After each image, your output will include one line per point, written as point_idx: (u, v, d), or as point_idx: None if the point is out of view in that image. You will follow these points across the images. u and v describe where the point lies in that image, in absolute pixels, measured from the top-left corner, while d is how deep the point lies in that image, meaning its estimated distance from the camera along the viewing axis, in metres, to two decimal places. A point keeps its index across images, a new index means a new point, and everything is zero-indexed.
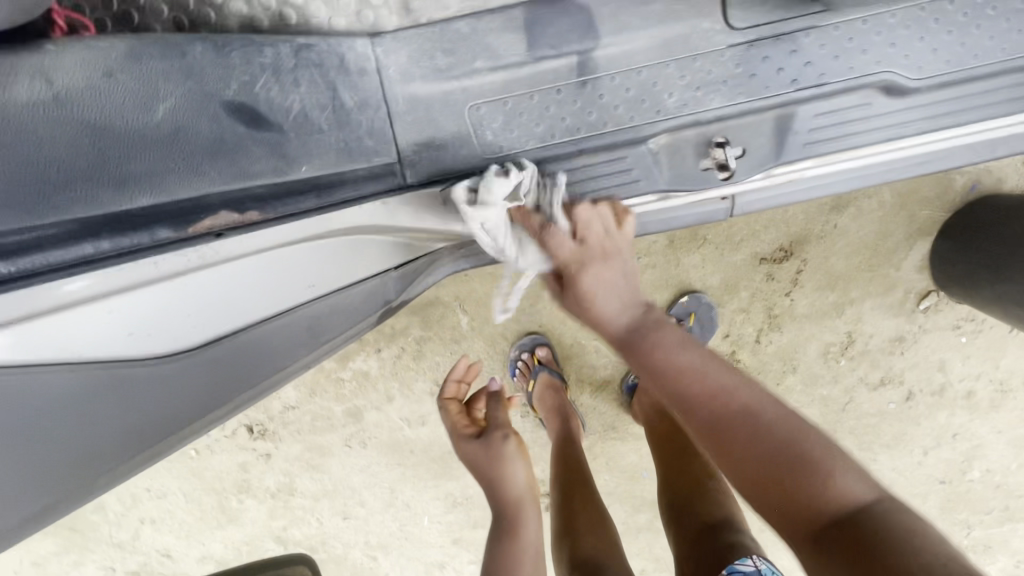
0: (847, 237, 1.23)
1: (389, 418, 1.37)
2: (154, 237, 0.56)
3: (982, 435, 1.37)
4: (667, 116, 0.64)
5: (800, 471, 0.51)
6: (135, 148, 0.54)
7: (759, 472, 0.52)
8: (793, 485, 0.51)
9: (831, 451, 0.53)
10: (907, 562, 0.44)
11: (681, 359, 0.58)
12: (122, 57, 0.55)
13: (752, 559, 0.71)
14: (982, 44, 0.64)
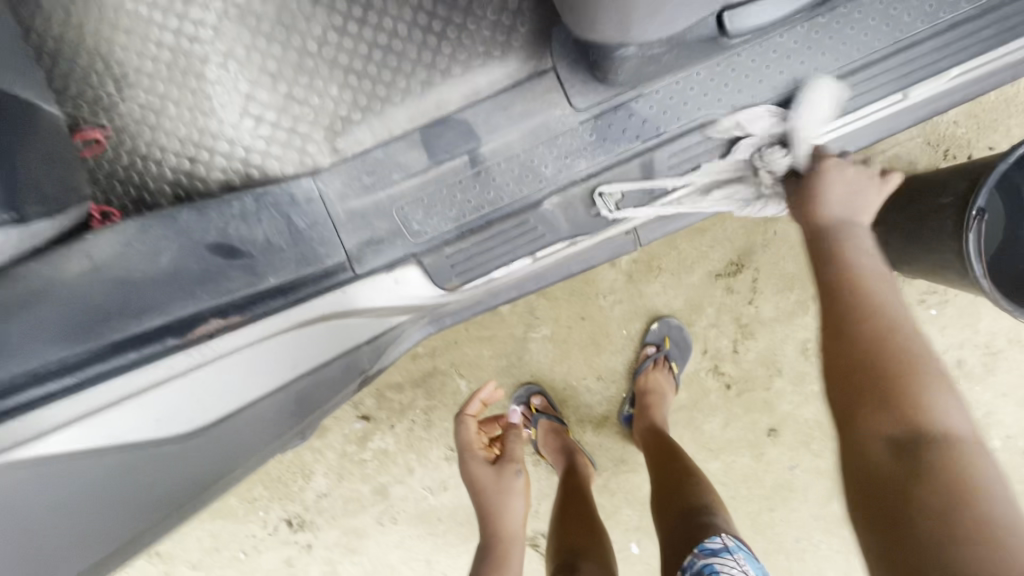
0: (790, 240, 1.34)
1: (413, 489, 1.47)
2: (164, 345, 0.61)
3: (988, 402, 1.37)
4: (549, 183, 0.77)
5: (900, 379, 0.51)
6: (147, 288, 0.61)
7: (852, 371, 0.53)
8: (882, 382, 0.51)
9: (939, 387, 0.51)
10: (950, 488, 0.44)
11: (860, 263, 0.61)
12: (135, 230, 0.63)
13: (722, 537, 0.91)
14: (781, 71, 0.74)
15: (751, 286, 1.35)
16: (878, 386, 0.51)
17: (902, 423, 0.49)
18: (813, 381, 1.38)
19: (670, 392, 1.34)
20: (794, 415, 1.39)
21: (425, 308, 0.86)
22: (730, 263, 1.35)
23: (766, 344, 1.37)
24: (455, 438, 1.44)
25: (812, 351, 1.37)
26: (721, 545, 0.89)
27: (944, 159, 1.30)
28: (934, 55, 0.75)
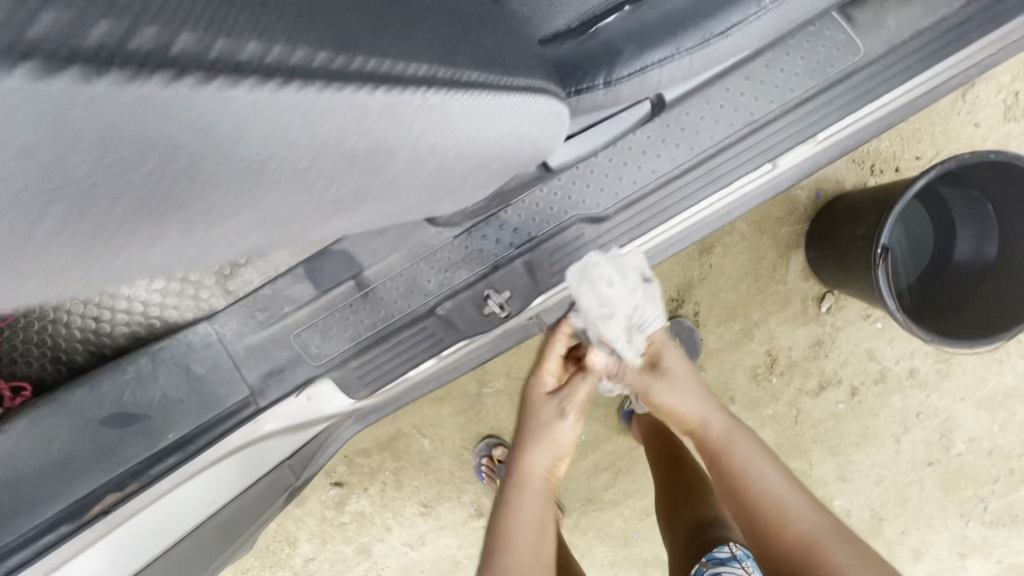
0: (725, 272, 1.35)
1: (393, 545, 1.52)
2: (57, 534, 0.62)
3: (947, 407, 1.37)
4: (434, 296, 0.81)
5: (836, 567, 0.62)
6: (42, 479, 0.64)
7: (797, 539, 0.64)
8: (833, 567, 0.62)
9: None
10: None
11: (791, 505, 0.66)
12: (25, 425, 0.66)
13: (730, 545, 0.90)
14: (640, 162, 0.77)
15: (693, 319, 1.37)
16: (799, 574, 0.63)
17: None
18: (767, 405, 1.39)
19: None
20: None
21: (344, 415, 0.90)
22: (670, 300, 1.37)
23: (716, 374, 1.39)
24: (427, 494, 1.50)
25: (762, 376, 1.38)
26: (728, 555, 0.89)
27: (872, 173, 1.29)
28: (794, 127, 0.76)
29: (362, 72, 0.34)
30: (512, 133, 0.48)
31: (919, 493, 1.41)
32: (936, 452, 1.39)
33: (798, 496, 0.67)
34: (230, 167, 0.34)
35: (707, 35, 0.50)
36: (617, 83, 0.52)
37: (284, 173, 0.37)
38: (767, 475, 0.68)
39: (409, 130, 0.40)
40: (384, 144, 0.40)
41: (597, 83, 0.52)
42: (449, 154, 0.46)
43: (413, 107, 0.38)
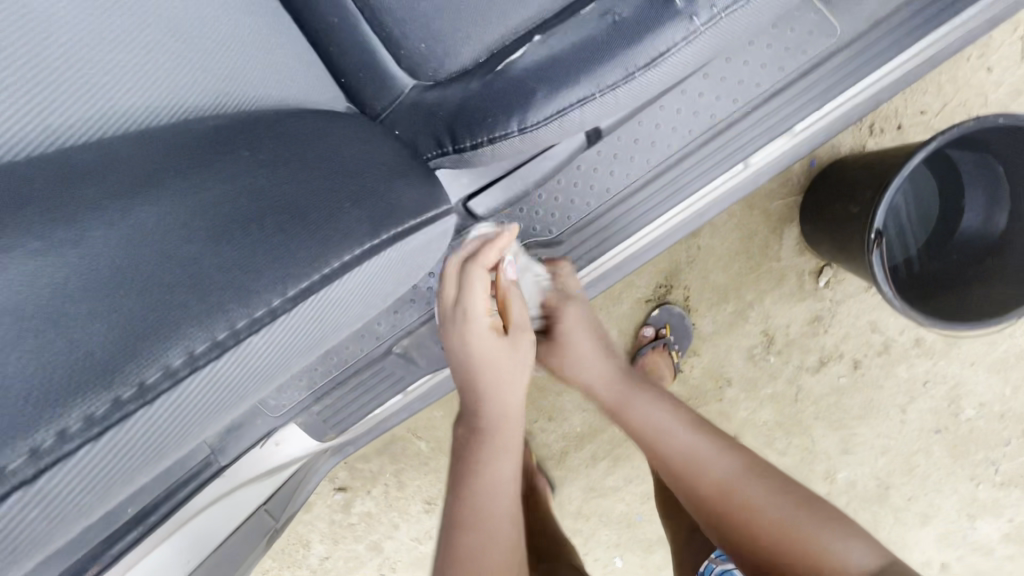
0: (715, 252, 1.28)
1: (402, 541, 1.55)
2: None
3: (955, 373, 1.32)
4: (387, 338, 0.78)
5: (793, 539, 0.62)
6: None
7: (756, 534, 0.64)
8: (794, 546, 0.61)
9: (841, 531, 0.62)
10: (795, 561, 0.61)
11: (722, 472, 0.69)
12: None
13: None
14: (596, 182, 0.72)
15: (684, 304, 1.31)
16: (746, 532, 0.65)
17: (805, 573, 0.59)
18: (766, 384, 1.34)
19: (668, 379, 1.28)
20: (752, 420, 1.36)
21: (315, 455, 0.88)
22: (659, 286, 1.30)
23: (710, 358, 1.34)
24: (429, 492, 1.51)
25: (759, 356, 1.33)
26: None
27: (872, 134, 1.18)
28: (763, 126, 0.71)
29: (204, 356, 0.37)
30: (416, 258, 0.49)
31: (926, 460, 1.37)
32: (945, 419, 1.34)
33: (757, 482, 0.68)
34: (158, 450, 0.39)
35: (629, 68, 0.43)
36: (533, 129, 0.46)
37: (214, 417, 0.42)
38: (716, 459, 0.70)
39: (290, 339, 0.41)
40: (276, 357, 0.42)
41: (512, 129, 0.46)
42: (360, 304, 0.46)
43: (269, 338, 0.39)
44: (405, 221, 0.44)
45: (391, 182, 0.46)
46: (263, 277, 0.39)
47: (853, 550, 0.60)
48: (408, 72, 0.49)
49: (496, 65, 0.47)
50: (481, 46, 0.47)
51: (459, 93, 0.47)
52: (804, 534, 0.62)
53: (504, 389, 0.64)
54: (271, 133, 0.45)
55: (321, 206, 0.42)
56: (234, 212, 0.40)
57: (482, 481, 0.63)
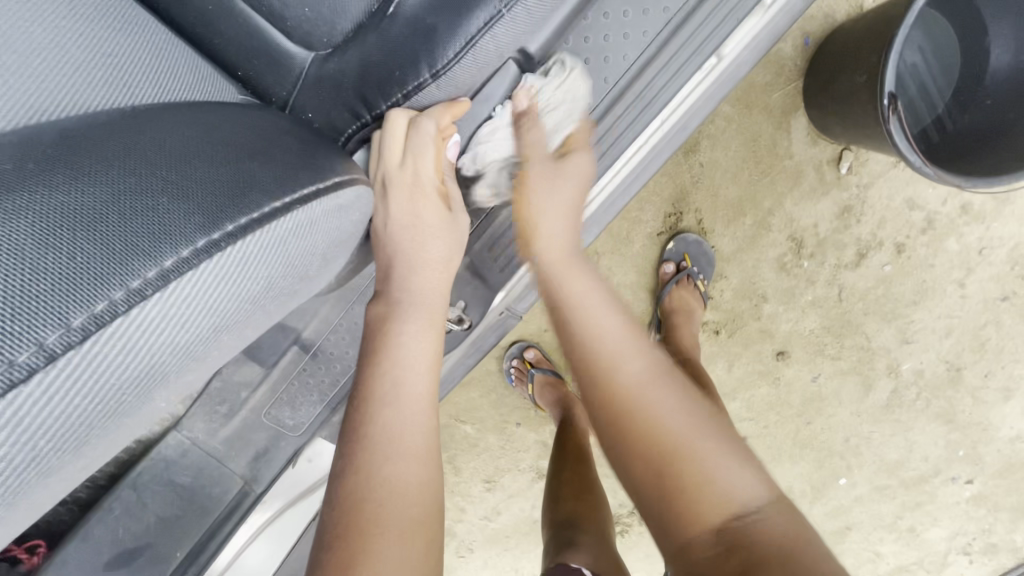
0: (720, 165, 1.18)
1: (472, 522, 1.50)
2: None
3: (1013, 233, 1.20)
4: None
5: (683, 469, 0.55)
6: None
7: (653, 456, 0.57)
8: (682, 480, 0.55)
9: (736, 466, 0.56)
10: (689, 489, 0.54)
11: (630, 378, 0.60)
12: None
13: None
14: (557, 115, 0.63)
15: (699, 228, 1.23)
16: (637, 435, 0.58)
17: (682, 505, 0.54)
18: (805, 291, 1.25)
19: (699, 309, 1.21)
20: (797, 331, 1.28)
21: None
22: (668, 215, 1.23)
23: (739, 277, 1.26)
24: (486, 471, 1.47)
25: (791, 264, 1.24)
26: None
27: None
28: (730, 5, 0.62)
29: (89, 327, 0.28)
30: (331, 239, 0.40)
31: (997, 333, 1.26)
32: (1010, 284, 1.23)
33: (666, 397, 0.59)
34: (35, 468, 0.29)
35: None
36: (447, 71, 0.41)
37: (107, 422, 0.31)
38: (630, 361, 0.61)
39: (198, 319, 0.32)
40: (180, 343, 0.32)
41: (425, 78, 0.41)
42: (269, 297, 0.37)
43: (162, 310, 0.30)
44: (307, 185, 0.37)
45: (282, 148, 0.39)
46: (151, 240, 0.30)
47: (743, 483, 0.55)
48: (301, 44, 0.44)
49: (386, 10, 0.40)
50: None
51: (358, 54, 0.42)
52: (688, 463, 0.55)
53: (420, 266, 0.54)
54: (137, 120, 0.36)
55: (202, 178, 0.34)
56: (94, 186, 0.31)
57: (386, 359, 0.50)
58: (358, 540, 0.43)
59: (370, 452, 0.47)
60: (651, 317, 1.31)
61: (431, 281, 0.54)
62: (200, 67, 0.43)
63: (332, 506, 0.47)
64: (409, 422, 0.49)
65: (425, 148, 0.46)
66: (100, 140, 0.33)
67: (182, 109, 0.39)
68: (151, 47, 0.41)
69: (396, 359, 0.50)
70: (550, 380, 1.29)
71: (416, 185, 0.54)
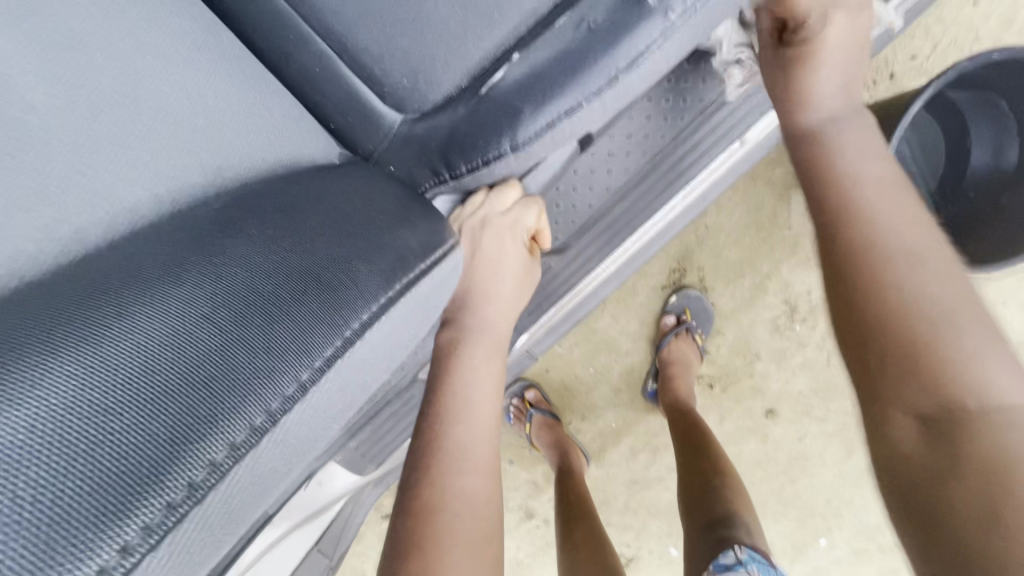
0: (725, 229, 1.27)
1: None
2: None
3: None
4: (411, 366, 0.76)
5: (938, 329, 0.43)
6: None
7: (898, 320, 0.44)
8: (924, 338, 0.43)
9: (1002, 359, 0.42)
10: (931, 351, 0.42)
11: (892, 216, 0.48)
12: None
13: (733, 551, 0.86)
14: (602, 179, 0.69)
15: (700, 285, 1.31)
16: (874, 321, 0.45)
17: (929, 360, 0.42)
18: (795, 353, 1.32)
19: (694, 364, 1.28)
20: (788, 390, 1.35)
21: (357, 489, 0.90)
22: (672, 272, 1.31)
23: (735, 334, 1.34)
24: None
25: (784, 326, 1.31)
26: (732, 560, 0.84)
27: (866, 87, 1.17)
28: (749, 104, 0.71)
29: (257, 434, 0.35)
30: (447, 290, 0.48)
31: None
32: None
33: (978, 327, 0.43)
34: (187, 571, 0.35)
35: (611, 72, 0.43)
36: (526, 145, 0.46)
37: (255, 507, 0.38)
38: (925, 272, 0.46)
39: (313, 420, 0.39)
40: (314, 427, 0.39)
41: (505, 148, 0.46)
42: (396, 349, 0.45)
43: (307, 409, 0.37)
44: (434, 252, 0.45)
45: (420, 215, 0.47)
46: (276, 368, 0.36)
47: (1012, 384, 0.41)
48: (393, 107, 0.49)
49: (478, 88, 0.46)
50: (460, 71, 0.46)
51: (448, 120, 0.47)
52: (948, 322, 0.42)
53: (493, 299, 0.60)
54: (262, 195, 0.43)
55: (332, 266, 0.40)
56: (232, 311, 0.36)
57: (458, 379, 0.56)
58: (430, 548, 0.49)
59: (444, 465, 0.52)
60: (649, 366, 1.36)
61: (499, 315, 0.61)
62: (307, 128, 0.50)
63: (406, 515, 0.52)
64: (479, 439, 0.55)
65: (526, 206, 0.61)
66: (242, 224, 0.41)
67: (302, 180, 0.46)
68: (268, 111, 0.48)
69: (467, 380, 0.56)
70: (550, 422, 1.33)
71: (509, 229, 0.61)
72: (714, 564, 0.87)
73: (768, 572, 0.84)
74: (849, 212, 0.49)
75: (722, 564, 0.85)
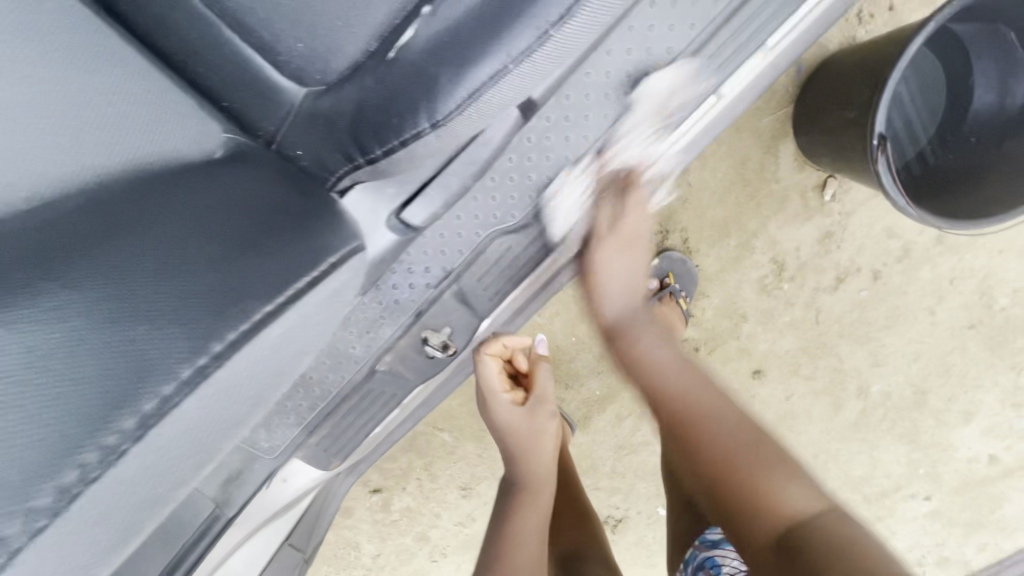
0: (709, 186, 1.19)
1: (448, 527, 1.55)
2: None
3: (983, 265, 1.24)
4: (363, 361, 0.71)
5: (761, 475, 0.63)
6: None
7: (724, 500, 0.65)
8: (756, 501, 0.62)
9: (792, 475, 0.63)
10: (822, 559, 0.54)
11: (716, 443, 0.68)
12: None
13: None
14: (562, 147, 0.60)
15: (684, 247, 1.24)
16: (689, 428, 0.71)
17: (754, 501, 0.62)
18: (783, 313, 1.28)
19: (678, 326, 1.23)
20: (773, 350, 1.32)
21: (325, 481, 0.86)
22: (654, 234, 1.24)
23: (721, 296, 1.28)
24: (463, 477, 1.51)
25: (771, 286, 1.26)
26: (721, 536, 0.79)
27: (861, 23, 1.06)
28: (729, 48, 0.60)
29: (124, 443, 0.35)
30: (327, 304, 0.46)
31: (962, 358, 1.32)
32: (978, 313, 1.28)
33: (798, 483, 0.62)
34: (104, 542, 0.38)
35: (541, 27, 0.34)
36: (447, 122, 0.38)
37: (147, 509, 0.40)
38: (737, 419, 0.70)
39: (192, 430, 0.39)
40: (200, 432, 0.40)
41: (423, 127, 0.38)
42: (277, 374, 0.44)
43: (177, 423, 0.37)
44: (297, 282, 0.42)
45: (283, 235, 0.44)
46: (172, 356, 0.36)
47: (797, 494, 0.61)
48: (294, 77, 0.41)
49: (388, 52, 0.38)
50: (365, 29, 0.38)
51: (354, 93, 0.40)
52: (765, 492, 0.62)
53: (523, 453, 0.73)
54: (132, 202, 0.41)
55: (208, 279, 0.39)
56: (134, 292, 0.37)
57: (511, 527, 0.70)
58: None
59: None
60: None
61: (539, 454, 0.74)
62: (186, 110, 0.45)
63: None
64: None
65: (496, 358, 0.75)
66: (110, 237, 0.39)
67: (177, 184, 0.42)
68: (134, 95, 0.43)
69: (521, 528, 0.69)
70: None
71: (503, 397, 0.74)
72: (702, 539, 0.83)
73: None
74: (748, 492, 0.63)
75: (707, 539, 0.82)
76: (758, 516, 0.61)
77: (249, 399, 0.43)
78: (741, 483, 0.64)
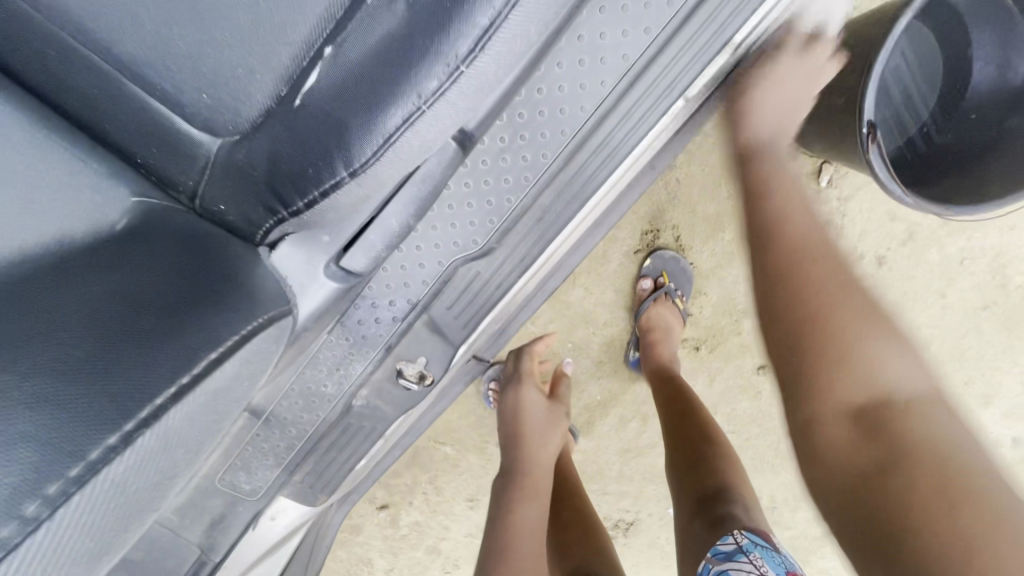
0: (698, 180, 1.14)
1: (458, 539, 1.54)
2: None
3: (996, 243, 1.18)
4: (336, 399, 0.69)
5: (824, 369, 0.50)
6: None
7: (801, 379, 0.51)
8: (893, 483, 0.46)
9: (895, 349, 0.50)
10: (913, 481, 0.45)
11: (887, 385, 0.49)
12: None
13: (733, 536, 0.76)
14: (520, 168, 0.57)
15: (676, 245, 1.20)
16: (797, 291, 0.52)
17: (818, 377, 0.51)
18: None
19: (676, 325, 1.20)
20: None
21: (315, 515, 0.85)
22: (645, 234, 1.19)
23: (719, 293, 1.24)
24: (469, 489, 1.49)
25: None
26: (734, 547, 0.75)
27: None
28: (691, 51, 0.56)
29: (44, 510, 0.34)
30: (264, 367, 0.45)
31: (978, 341, 1.26)
32: (993, 294, 1.22)
33: (879, 330, 0.50)
34: None
35: (451, 62, 0.34)
36: (367, 168, 0.38)
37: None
38: (908, 375, 0.49)
39: (120, 496, 0.37)
40: (129, 500, 0.38)
41: (342, 175, 0.38)
42: (214, 436, 0.43)
43: (105, 488, 0.36)
44: (225, 341, 0.41)
45: (217, 298, 0.43)
46: (68, 446, 0.35)
47: (904, 366, 0.49)
48: (206, 125, 0.41)
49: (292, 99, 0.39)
50: (272, 75, 0.38)
51: (268, 141, 0.40)
52: (900, 408, 0.48)
53: (532, 451, 0.98)
54: (63, 278, 0.41)
55: (135, 342, 0.38)
56: (56, 363, 0.37)
57: (515, 507, 0.89)
58: None
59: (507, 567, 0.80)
60: (629, 335, 1.29)
61: (541, 455, 0.99)
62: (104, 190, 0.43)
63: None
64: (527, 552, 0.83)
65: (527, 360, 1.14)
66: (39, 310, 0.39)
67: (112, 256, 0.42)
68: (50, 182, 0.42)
69: (519, 510, 0.88)
70: None
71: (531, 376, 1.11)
72: (713, 551, 0.77)
73: (775, 558, 0.75)
74: (822, 379, 0.50)
75: (721, 551, 0.76)
76: (813, 404, 0.51)
77: (186, 463, 0.41)
78: (826, 358, 0.50)
